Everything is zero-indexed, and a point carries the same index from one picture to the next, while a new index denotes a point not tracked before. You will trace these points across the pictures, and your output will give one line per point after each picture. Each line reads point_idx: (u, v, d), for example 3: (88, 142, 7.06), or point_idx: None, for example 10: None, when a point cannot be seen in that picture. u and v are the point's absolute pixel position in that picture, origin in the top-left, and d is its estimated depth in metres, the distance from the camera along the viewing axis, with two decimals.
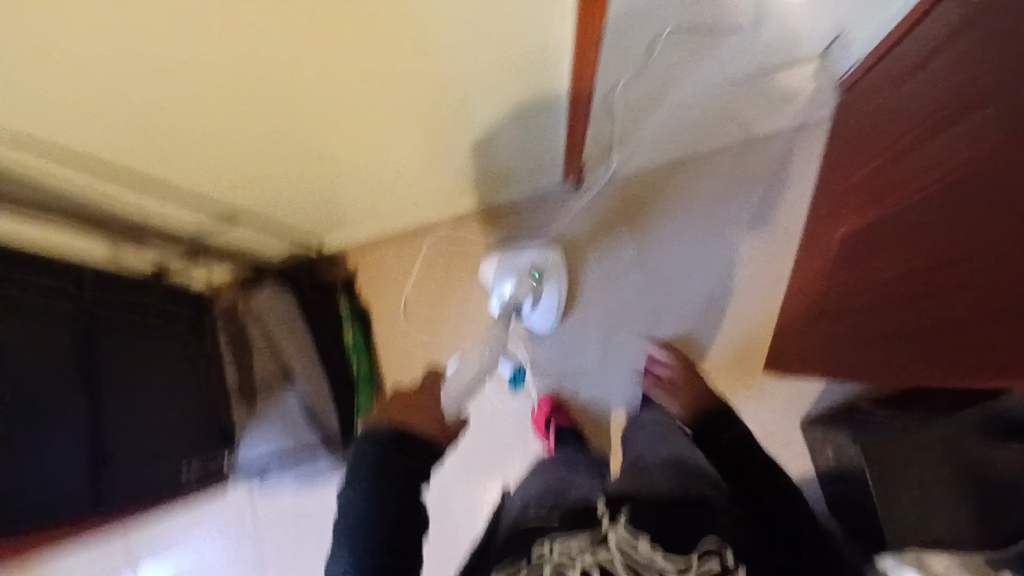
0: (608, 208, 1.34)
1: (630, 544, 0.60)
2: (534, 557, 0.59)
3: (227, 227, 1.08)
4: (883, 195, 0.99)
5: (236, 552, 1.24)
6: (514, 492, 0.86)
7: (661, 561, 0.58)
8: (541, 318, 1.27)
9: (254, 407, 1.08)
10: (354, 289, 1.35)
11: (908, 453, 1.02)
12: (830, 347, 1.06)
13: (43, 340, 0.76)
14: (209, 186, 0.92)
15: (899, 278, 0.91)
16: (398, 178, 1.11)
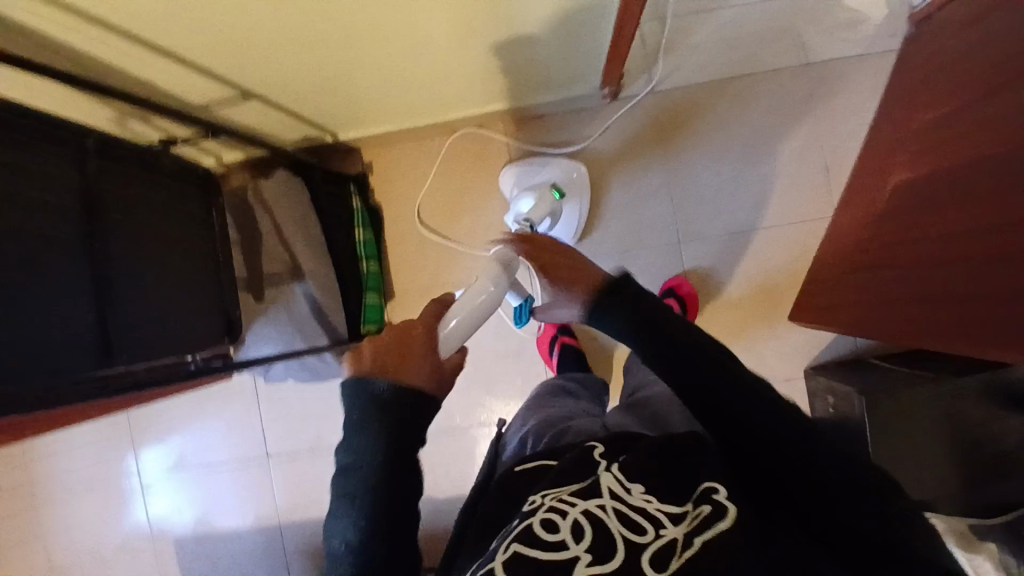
0: (645, 126, 1.24)
1: (624, 489, 0.55)
2: (526, 507, 0.55)
3: (241, 103, 1.00)
4: (936, 147, 0.89)
5: (235, 439, 1.26)
6: (512, 425, 0.86)
7: (656, 505, 0.53)
8: (557, 239, 1.22)
9: (262, 299, 1.06)
10: (369, 185, 1.28)
11: (919, 410, 0.99)
12: (867, 302, 1.01)
13: (59, 203, 0.74)
14: (225, 56, 0.85)
15: (950, 247, 0.84)
16: (427, 69, 1.03)
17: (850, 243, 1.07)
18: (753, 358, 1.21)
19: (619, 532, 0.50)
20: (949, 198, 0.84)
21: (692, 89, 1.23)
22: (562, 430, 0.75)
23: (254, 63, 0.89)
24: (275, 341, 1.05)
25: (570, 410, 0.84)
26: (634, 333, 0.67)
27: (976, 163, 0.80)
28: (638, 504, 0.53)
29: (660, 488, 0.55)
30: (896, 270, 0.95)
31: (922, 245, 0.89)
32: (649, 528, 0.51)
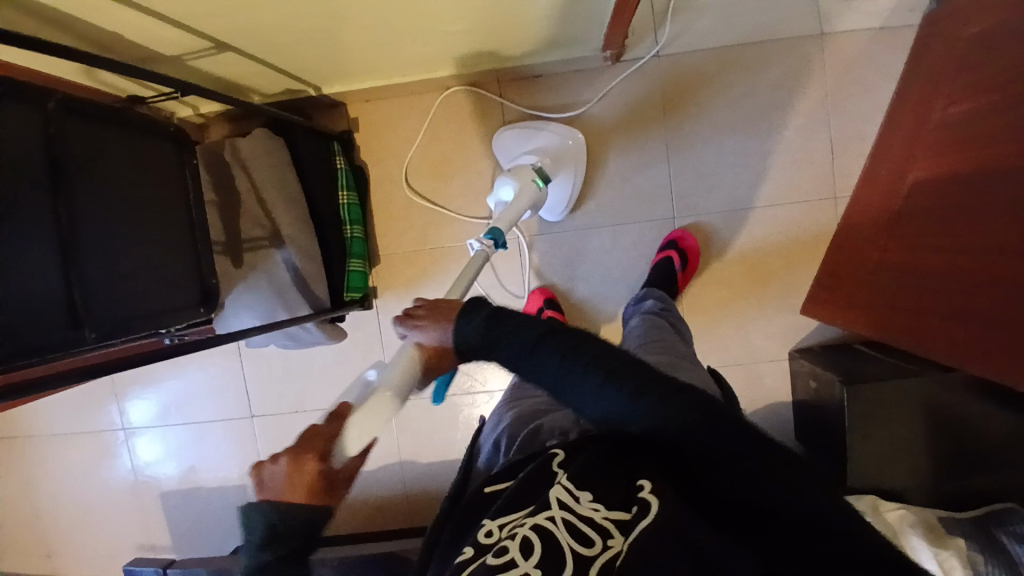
0: (648, 93, 1.18)
1: (573, 498, 0.54)
2: (482, 539, 0.55)
3: (212, 54, 0.93)
4: (978, 144, 0.88)
5: (218, 397, 1.25)
6: (488, 426, 0.88)
7: (602, 514, 0.52)
8: (549, 210, 1.18)
9: (241, 265, 1.00)
10: (354, 144, 1.22)
11: (896, 404, 0.99)
12: (883, 302, 1.02)
13: (15, 169, 0.69)
14: (193, 7, 0.78)
15: (979, 252, 0.85)
16: (416, 24, 0.95)
17: (871, 237, 1.07)
18: (742, 338, 1.20)
19: (564, 547, 0.50)
20: (965, 204, 0.89)
21: (698, 57, 1.16)
22: (533, 429, 0.77)
23: (228, 12, 0.81)
24: (256, 308, 1.01)
25: (544, 401, 0.85)
26: (507, 340, 0.58)
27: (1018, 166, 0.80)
28: (584, 514, 0.53)
29: (609, 493, 0.54)
30: (918, 273, 0.96)
31: (932, 253, 0.94)
32: (594, 540, 0.50)
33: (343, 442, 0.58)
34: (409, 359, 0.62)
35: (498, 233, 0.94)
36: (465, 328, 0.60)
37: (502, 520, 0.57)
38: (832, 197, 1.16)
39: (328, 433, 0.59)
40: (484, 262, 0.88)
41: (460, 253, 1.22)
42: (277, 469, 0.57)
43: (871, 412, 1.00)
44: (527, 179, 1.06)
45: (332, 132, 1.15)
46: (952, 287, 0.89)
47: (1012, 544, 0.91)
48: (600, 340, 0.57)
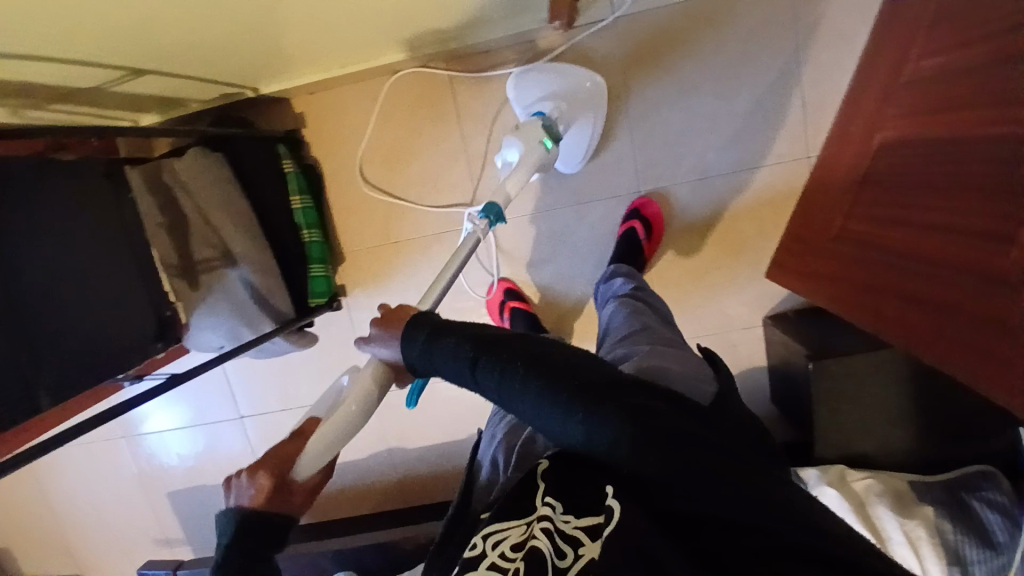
0: (605, 56, 1.11)
1: (551, 510, 0.53)
2: (468, 554, 0.53)
3: (132, 78, 0.90)
4: (946, 112, 0.83)
5: (207, 399, 1.28)
6: (483, 443, 0.86)
7: (574, 524, 0.52)
8: (564, 159, 1.13)
9: (199, 286, 0.99)
10: (303, 140, 1.17)
11: (862, 380, 0.99)
12: (841, 272, 0.99)
13: None
14: (97, 39, 0.74)
15: (934, 230, 0.82)
16: (345, 15, 0.89)
17: (837, 203, 1.02)
18: (716, 309, 1.18)
19: (545, 558, 0.49)
20: (926, 177, 0.84)
21: (656, 15, 1.08)
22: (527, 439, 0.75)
23: (130, 34, 0.76)
24: (221, 327, 1.01)
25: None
26: (448, 362, 0.59)
27: (979, 144, 0.75)
28: (558, 526, 0.52)
29: (582, 502, 0.53)
30: (875, 247, 0.93)
31: (896, 227, 0.89)
32: (568, 553, 0.49)
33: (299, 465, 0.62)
34: (369, 376, 0.63)
35: (494, 210, 0.86)
36: (410, 350, 0.61)
37: (487, 531, 0.54)
38: (805, 157, 1.10)
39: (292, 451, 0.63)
40: (474, 246, 0.81)
41: (425, 243, 1.20)
42: (240, 483, 0.63)
43: (839, 388, 1.00)
44: (536, 139, 0.98)
45: (276, 134, 1.10)
46: (909, 266, 0.86)
47: (981, 508, 0.96)
48: (544, 357, 0.57)
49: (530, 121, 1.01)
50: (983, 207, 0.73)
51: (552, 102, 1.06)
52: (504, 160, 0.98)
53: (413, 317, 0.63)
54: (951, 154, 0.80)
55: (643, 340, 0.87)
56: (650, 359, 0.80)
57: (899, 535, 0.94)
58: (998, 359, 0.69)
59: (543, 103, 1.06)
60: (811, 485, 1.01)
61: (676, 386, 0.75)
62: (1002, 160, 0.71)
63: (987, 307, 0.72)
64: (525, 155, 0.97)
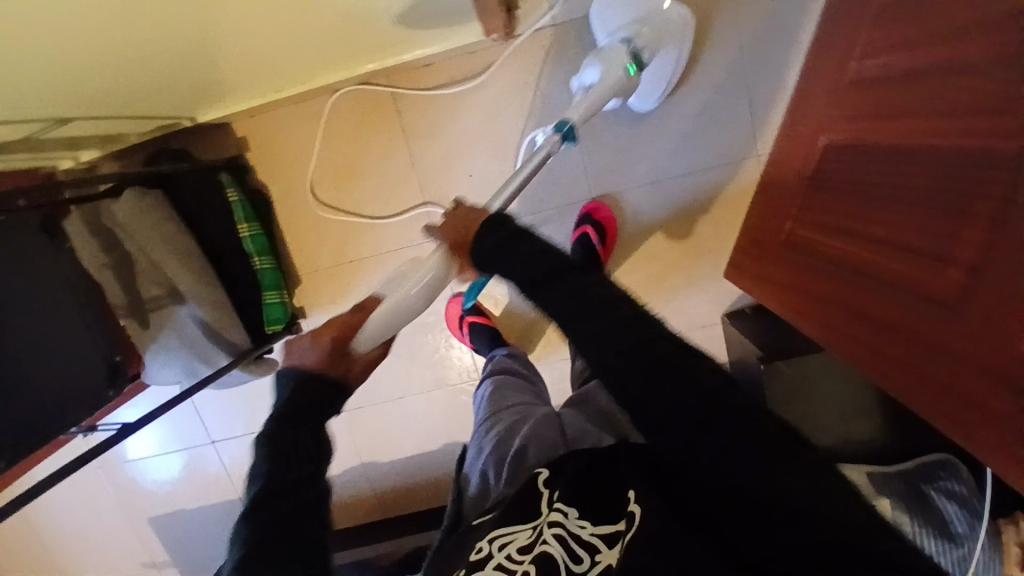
0: (548, 61, 1.07)
1: (562, 516, 0.60)
2: (475, 556, 0.60)
3: (56, 126, 0.90)
4: (889, 117, 0.81)
5: (179, 425, 1.29)
6: (470, 454, 0.82)
7: (590, 530, 0.59)
8: (642, 94, 1.05)
9: (149, 325, 0.99)
10: (248, 165, 1.15)
11: (815, 382, 1.00)
12: (791, 279, 0.98)
13: None
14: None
15: (877, 241, 0.81)
16: (267, 35, 0.86)
17: (787, 206, 1.01)
18: (676, 311, 1.18)
19: (558, 563, 0.57)
20: (871, 186, 0.83)
21: None
22: (518, 452, 0.74)
23: (30, 81, 0.74)
24: (176, 365, 1.01)
25: (521, 409, 0.84)
26: (503, 276, 0.62)
27: (924, 155, 0.74)
28: (574, 531, 0.59)
29: (594, 512, 0.61)
30: (823, 255, 0.92)
31: (839, 235, 0.88)
32: (583, 556, 0.58)
33: (363, 334, 0.68)
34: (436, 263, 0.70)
35: (566, 126, 0.86)
36: (483, 244, 0.64)
37: (494, 534, 0.61)
38: (756, 156, 1.08)
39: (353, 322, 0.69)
40: (546, 159, 0.83)
41: (381, 261, 1.18)
42: (303, 347, 0.66)
43: (792, 391, 1.01)
44: (617, 64, 0.92)
45: (217, 162, 1.09)
46: (854, 276, 0.85)
47: (940, 499, 0.96)
48: (581, 297, 0.56)
49: (614, 45, 0.94)
50: (930, 219, 0.72)
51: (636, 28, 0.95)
52: (582, 80, 0.95)
53: (490, 218, 0.66)
54: (898, 164, 0.78)
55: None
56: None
57: None
58: (938, 381, 0.69)
59: (624, 28, 0.95)
60: None
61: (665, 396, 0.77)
62: (953, 173, 0.69)
63: (929, 327, 0.71)
64: (603, 80, 0.91)
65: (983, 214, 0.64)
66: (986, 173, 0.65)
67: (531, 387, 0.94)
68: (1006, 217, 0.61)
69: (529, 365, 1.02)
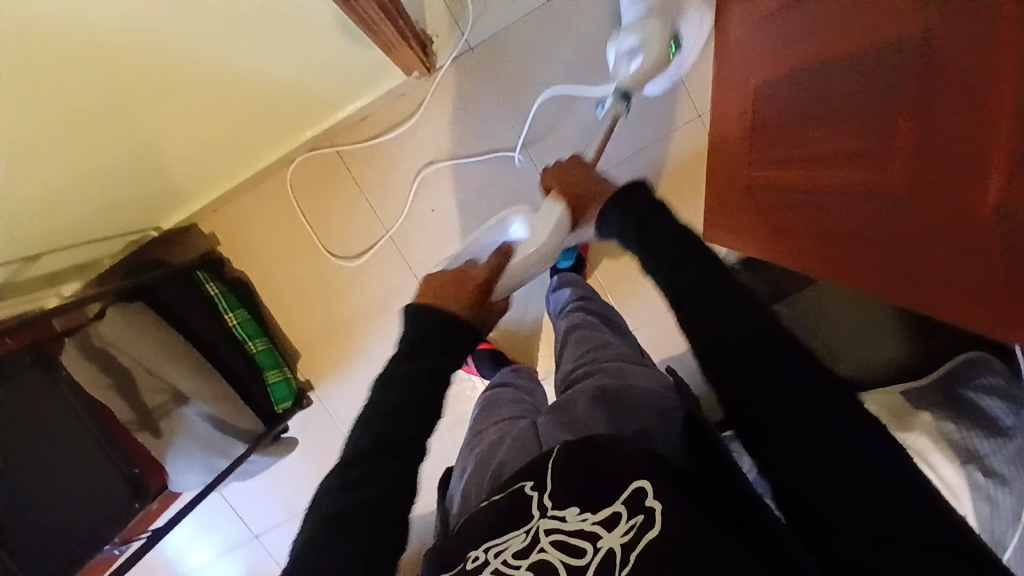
0: (474, 82, 1.11)
1: (558, 519, 0.58)
2: (471, 566, 0.60)
3: (28, 264, 0.95)
4: (803, 34, 0.82)
5: (219, 528, 1.29)
6: (459, 475, 0.87)
7: (591, 520, 0.57)
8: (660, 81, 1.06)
9: (161, 432, 0.99)
10: (224, 259, 1.18)
11: None
12: (759, 222, 0.96)
13: None
14: None
15: (831, 156, 0.79)
16: (193, 119, 0.90)
17: (737, 151, 1.01)
18: None
19: (558, 567, 0.55)
20: (806, 109, 0.83)
21: (514, 30, 1.08)
22: (496, 467, 0.77)
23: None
24: (195, 466, 1.03)
25: (503, 425, 0.86)
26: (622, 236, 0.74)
27: (849, 56, 0.74)
28: (574, 528, 0.57)
29: (595, 499, 0.58)
30: (781, 188, 0.90)
31: (791, 167, 0.87)
32: (588, 549, 0.56)
33: (500, 285, 0.80)
34: (549, 226, 0.79)
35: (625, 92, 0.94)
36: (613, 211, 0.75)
37: (489, 542, 0.60)
38: (696, 116, 1.13)
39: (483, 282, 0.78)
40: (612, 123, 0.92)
41: (371, 315, 1.19)
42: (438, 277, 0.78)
43: None
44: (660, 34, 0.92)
45: (192, 261, 1.12)
46: (817, 201, 0.83)
47: (980, 397, 0.91)
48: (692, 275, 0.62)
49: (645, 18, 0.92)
50: (875, 115, 0.70)
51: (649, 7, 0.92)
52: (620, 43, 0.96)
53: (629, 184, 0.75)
54: (827, 75, 0.78)
55: (601, 353, 0.89)
56: (612, 375, 0.81)
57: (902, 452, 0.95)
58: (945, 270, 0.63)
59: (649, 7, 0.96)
60: None
61: (640, 393, 0.77)
62: (874, 75, 0.70)
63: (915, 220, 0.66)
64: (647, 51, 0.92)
65: (908, 115, 0.65)
66: (903, 65, 0.65)
67: (525, 399, 0.97)
68: (931, 100, 0.61)
69: (530, 382, 1.04)
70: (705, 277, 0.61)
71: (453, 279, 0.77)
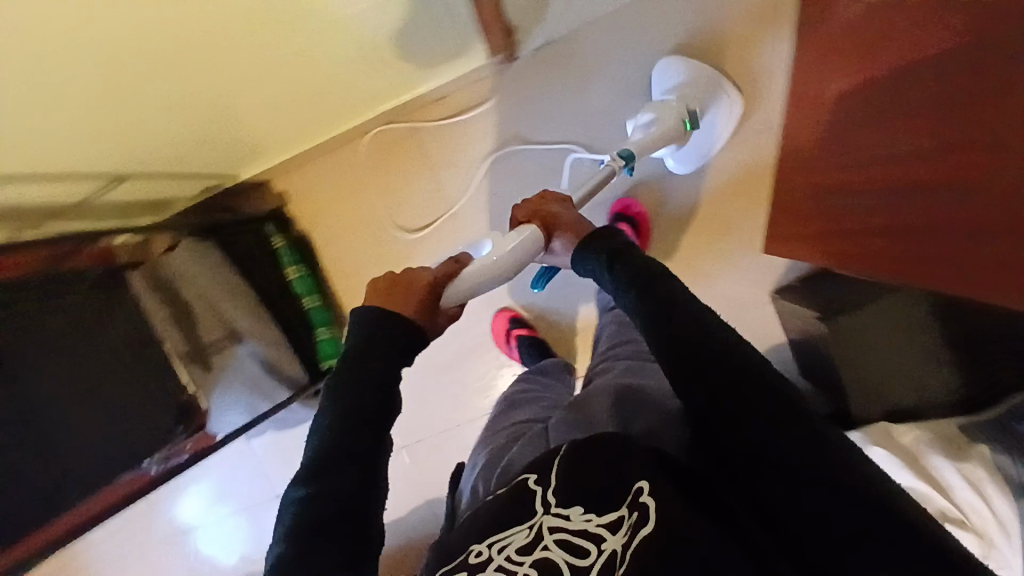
0: (552, 76, 1.16)
1: (563, 518, 0.64)
2: (475, 559, 0.65)
3: (116, 186, 0.98)
4: (894, 40, 0.85)
5: (246, 484, 1.34)
6: (469, 471, 0.95)
7: (595, 522, 0.63)
8: (682, 162, 1.14)
9: (212, 367, 1.03)
10: (290, 219, 1.23)
11: (865, 329, 0.96)
12: (831, 228, 0.97)
13: None
14: (68, 134, 0.82)
15: (909, 154, 0.83)
16: (289, 73, 0.95)
17: (807, 159, 1.01)
18: (721, 294, 1.18)
19: (561, 564, 0.61)
20: (885, 111, 0.87)
21: (591, 31, 1.14)
22: (504, 466, 0.83)
23: (61, 140, 0.82)
24: (239, 405, 1.07)
25: (513, 429, 0.93)
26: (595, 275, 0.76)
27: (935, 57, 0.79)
28: (578, 528, 0.63)
29: (597, 501, 0.64)
30: (855, 193, 0.92)
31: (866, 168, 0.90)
32: (589, 549, 0.62)
33: (452, 289, 0.78)
34: (517, 243, 0.79)
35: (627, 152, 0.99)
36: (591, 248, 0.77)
37: (492, 539, 0.66)
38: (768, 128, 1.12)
39: (436, 284, 0.78)
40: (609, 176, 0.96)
41: None
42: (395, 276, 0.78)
43: (843, 329, 0.97)
44: (672, 115, 1.05)
45: (262, 215, 1.18)
46: (891, 199, 0.87)
47: None
48: (670, 299, 0.66)
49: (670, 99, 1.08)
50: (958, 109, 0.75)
51: (680, 92, 1.08)
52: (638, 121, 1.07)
53: (606, 229, 0.78)
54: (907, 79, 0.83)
55: (626, 352, 0.92)
56: (626, 376, 0.85)
57: (957, 480, 0.87)
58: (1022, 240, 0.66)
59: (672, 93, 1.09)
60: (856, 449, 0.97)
61: (651, 394, 0.80)
62: (962, 68, 0.75)
63: (995, 200, 0.70)
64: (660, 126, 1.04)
65: (983, 122, 0.72)
66: (982, 74, 0.72)
67: (543, 397, 1.01)
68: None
69: (552, 377, 1.08)
70: (672, 305, 0.65)
71: (408, 278, 0.77)
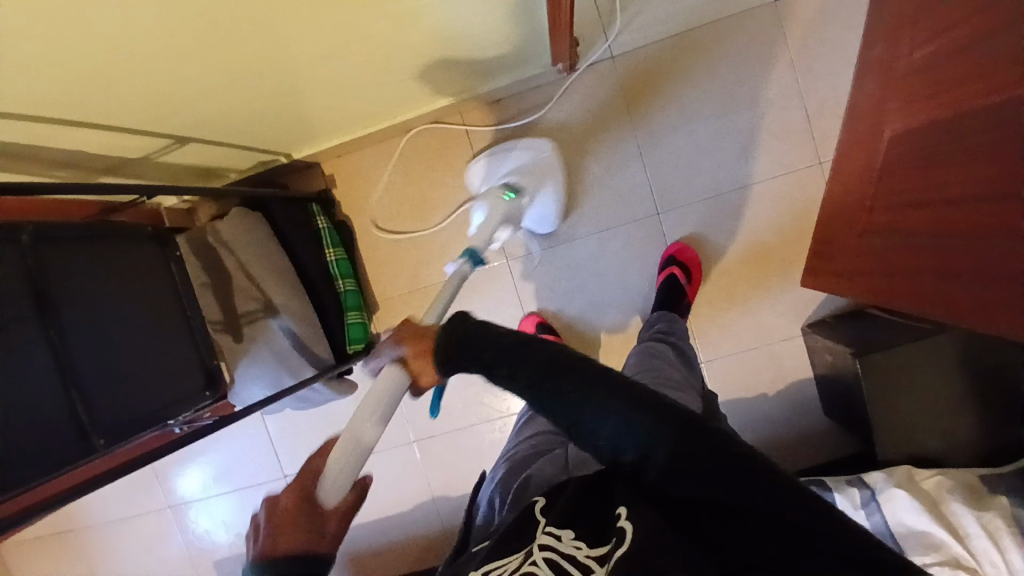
0: (607, 92, 1.19)
1: (553, 538, 0.55)
2: None
3: (177, 147, 1.00)
4: (940, 90, 0.82)
5: (251, 463, 1.33)
6: (484, 485, 0.85)
7: (585, 552, 0.54)
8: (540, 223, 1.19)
9: (241, 338, 1.04)
10: (334, 201, 1.27)
11: (899, 371, 0.95)
12: (874, 266, 0.98)
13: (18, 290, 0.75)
14: (158, 103, 0.85)
15: (953, 201, 0.79)
16: (367, 70, 0.97)
17: (854, 198, 1.03)
18: (749, 320, 1.19)
19: None
20: (937, 153, 0.83)
21: (651, 52, 1.16)
22: (522, 481, 0.75)
23: (148, 107, 0.84)
24: (264, 378, 1.05)
25: (537, 442, 0.84)
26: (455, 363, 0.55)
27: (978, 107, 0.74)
28: (567, 551, 0.54)
29: (594, 532, 0.55)
30: (899, 233, 0.92)
31: (914, 210, 0.88)
32: None
33: (327, 487, 0.52)
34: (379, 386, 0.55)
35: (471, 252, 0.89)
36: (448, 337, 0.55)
37: (484, 565, 0.56)
38: (815, 163, 1.15)
39: (306, 491, 0.52)
40: (461, 283, 0.81)
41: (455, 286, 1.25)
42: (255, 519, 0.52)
43: (879, 366, 0.95)
44: (495, 197, 1.05)
45: (309, 194, 1.20)
46: (937, 241, 0.83)
47: None
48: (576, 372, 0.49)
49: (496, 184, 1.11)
50: (998, 164, 0.70)
51: (516, 176, 1.13)
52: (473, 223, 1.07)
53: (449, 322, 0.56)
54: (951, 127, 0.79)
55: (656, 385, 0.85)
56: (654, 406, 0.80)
57: (975, 527, 0.86)
58: None
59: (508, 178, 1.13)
60: (878, 490, 0.93)
61: None
62: (997, 126, 0.70)
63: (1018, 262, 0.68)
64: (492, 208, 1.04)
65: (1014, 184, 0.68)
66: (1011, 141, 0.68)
67: None
68: None
69: None
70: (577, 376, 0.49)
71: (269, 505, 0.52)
